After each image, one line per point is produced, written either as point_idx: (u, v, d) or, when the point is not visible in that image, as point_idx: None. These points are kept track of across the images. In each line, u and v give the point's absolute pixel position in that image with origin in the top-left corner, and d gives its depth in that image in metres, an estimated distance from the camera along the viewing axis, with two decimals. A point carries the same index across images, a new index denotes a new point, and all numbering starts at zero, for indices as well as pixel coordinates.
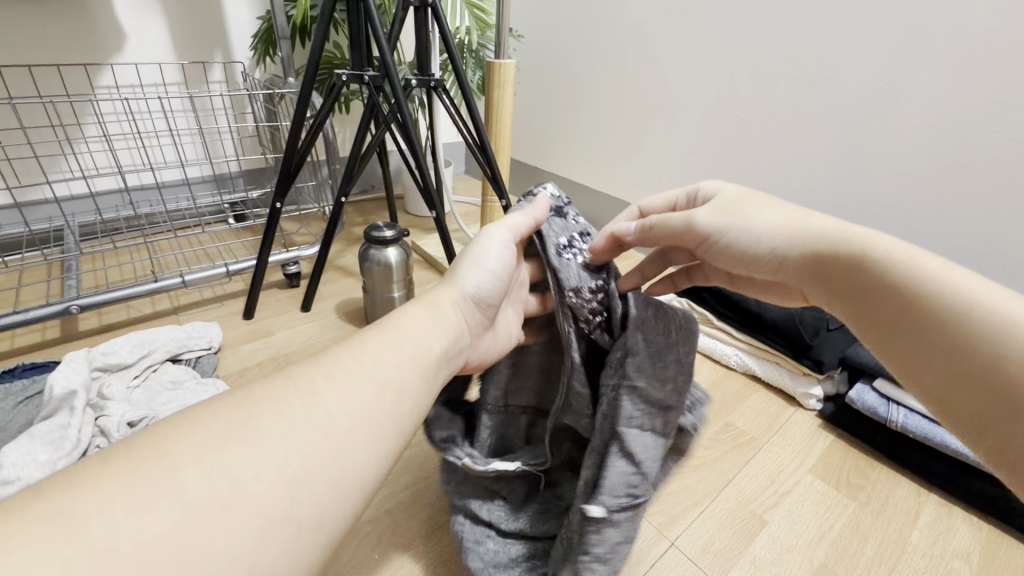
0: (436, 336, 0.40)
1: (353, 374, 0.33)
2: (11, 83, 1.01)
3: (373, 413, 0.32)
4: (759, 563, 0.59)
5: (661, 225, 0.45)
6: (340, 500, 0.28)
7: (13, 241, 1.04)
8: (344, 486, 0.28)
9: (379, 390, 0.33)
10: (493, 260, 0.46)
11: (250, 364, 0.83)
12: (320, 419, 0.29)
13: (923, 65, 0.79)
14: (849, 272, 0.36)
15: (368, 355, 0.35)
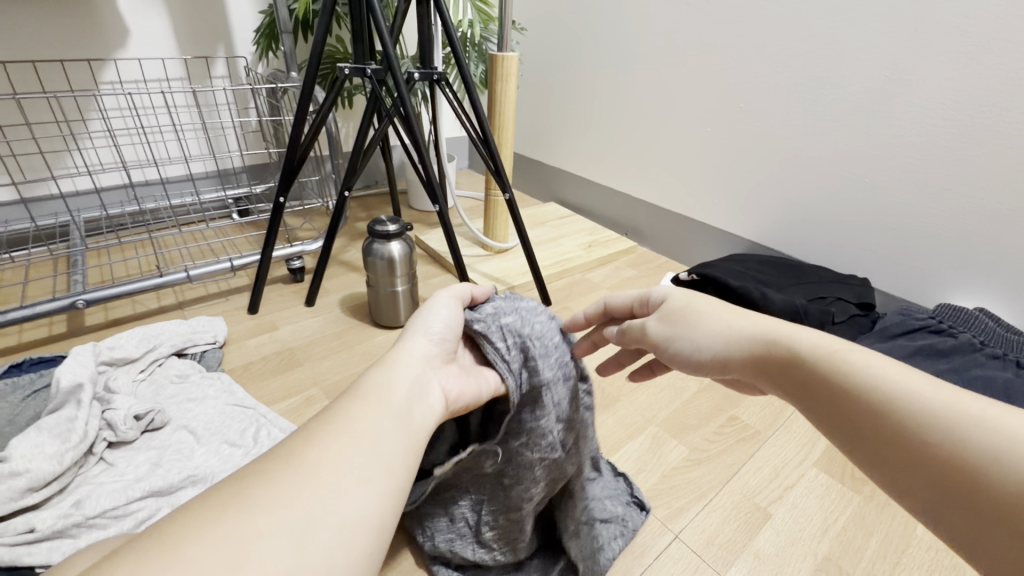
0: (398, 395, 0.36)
1: (337, 434, 0.31)
2: (16, 79, 1.01)
3: (367, 461, 0.30)
4: (763, 556, 0.59)
5: (627, 329, 0.42)
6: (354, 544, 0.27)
7: (20, 237, 1.05)
8: (355, 533, 0.27)
9: (364, 438, 0.32)
10: (439, 323, 0.43)
11: (254, 359, 0.83)
12: (305, 484, 0.28)
13: (931, 54, 0.78)
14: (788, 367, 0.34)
15: (343, 410, 0.33)
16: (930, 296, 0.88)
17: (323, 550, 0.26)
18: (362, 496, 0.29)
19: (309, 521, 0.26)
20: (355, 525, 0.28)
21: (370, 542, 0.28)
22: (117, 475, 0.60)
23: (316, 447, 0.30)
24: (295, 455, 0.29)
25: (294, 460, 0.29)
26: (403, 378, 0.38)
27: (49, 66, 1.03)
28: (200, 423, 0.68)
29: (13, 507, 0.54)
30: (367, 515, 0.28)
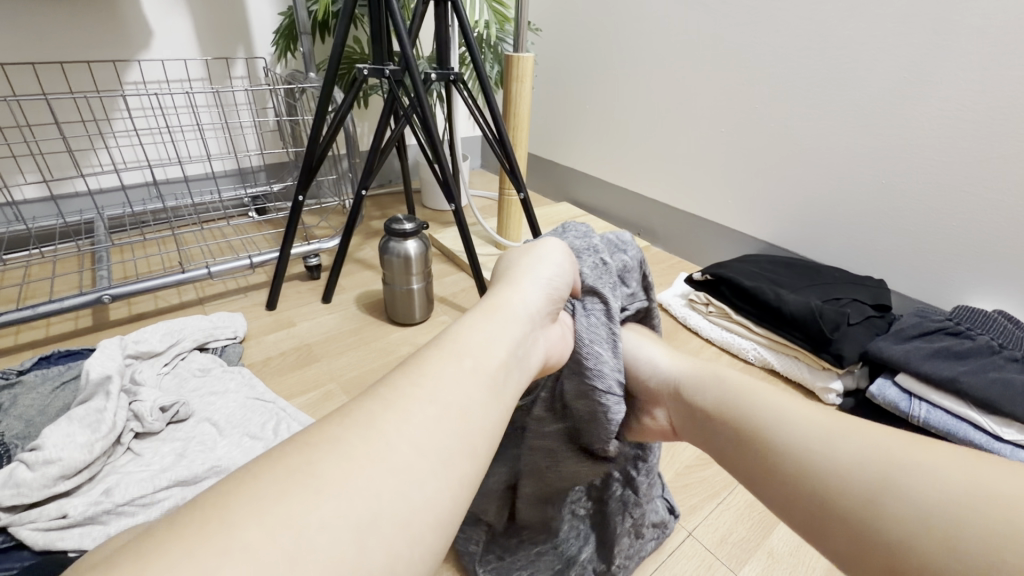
0: (499, 342, 0.38)
1: (415, 406, 0.31)
2: (44, 79, 1.04)
3: (443, 441, 0.30)
4: (777, 555, 0.59)
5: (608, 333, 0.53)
6: (418, 528, 0.27)
7: (47, 232, 1.08)
8: (420, 516, 0.28)
9: (446, 413, 0.32)
10: (551, 274, 0.46)
11: (273, 354, 0.85)
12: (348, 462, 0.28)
13: (951, 54, 0.78)
14: (694, 387, 0.47)
15: (431, 376, 0.33)
16: (948, 297, 0.88)
17: (389, 529, 0.26)
18: (431, 479, 0.29)
19: (375, 503, 0.27)
20: (423, 507, 0.28)
21: (435, 527, 0.28)
22: (143, 465, 0.62)
23: (393, 420, 0.30)
24: (374, 426, 0.30)
25: (371, 430, 0.29)
26: (493, 343, 0.38)
27: (76, 67, 1.06)
28: (223, 416, 0.70)
29: (45, 494, 0.56)
30: (434, 496, 0.29)
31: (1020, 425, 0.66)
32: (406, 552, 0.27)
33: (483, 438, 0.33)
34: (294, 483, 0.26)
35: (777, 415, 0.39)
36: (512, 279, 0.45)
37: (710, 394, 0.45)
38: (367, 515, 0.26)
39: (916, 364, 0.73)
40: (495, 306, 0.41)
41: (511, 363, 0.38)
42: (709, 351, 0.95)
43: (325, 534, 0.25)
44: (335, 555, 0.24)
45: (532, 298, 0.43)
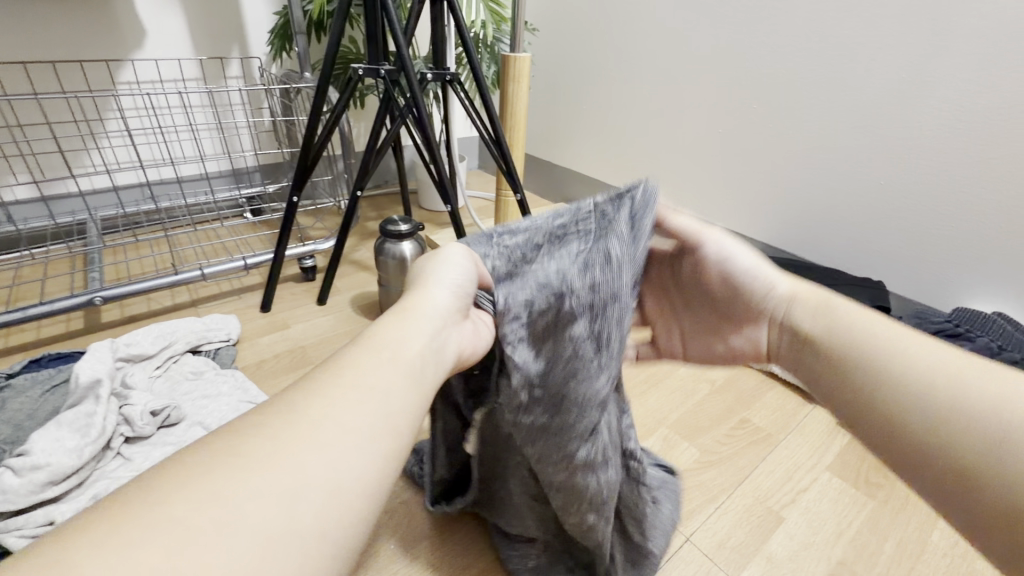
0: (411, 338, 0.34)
1: (341, 386, 0.29)
2: (35, 79, 1.03)
3: (370, 417, 0.29)
4: (776, 560, 0.59)
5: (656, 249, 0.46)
6: (352, 499, 0.26)
7: (38, 234, 1.07)
8: (353, 487, 0.26)
9: (371, 389, 0.30)
10: (457, 272, 0.41)
11: (267, 357, 0.84)
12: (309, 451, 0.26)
13: (949, 54, 0.77)
14: (802, 310, 0.39)
15: (356, 359, 0.32)
16: (947, 299, 0.87)
17: (318, 502, 0.25)
18: (363, 450, 0.27)
19: (306, 478, 0.25)
20: (353, 477, 0.26)
21: (366, 497, 0.27)
22: (133, 470, 0.61)
23: (319, 398, 0.28)
24: (299, 406, 0.28)
25: (298, 410, 0.28)
26: (423, 328, 0.36)
27: (68, 66, 1.05)
28: (215, 419, 0.68)
29: (32, 500, 0.55)
30: (366, 468, 0.27)
31: None
32: (341, 525, 0.25)
33: (416, 412, 0.31)
34: (215, 466, 0.24)
35: (908, 343, 0.32)
36: (420, 278, 0.41)
37: (826, 312, 0.37)
38: (293, 489, 0.24)
39: None
40: (398, 305, 0.37)
41: (418, 357, 0.34)
42: None
43: (247, 511, 0.23)
44: (261, 533, 0.23)
45: (439, 298, 0.38)
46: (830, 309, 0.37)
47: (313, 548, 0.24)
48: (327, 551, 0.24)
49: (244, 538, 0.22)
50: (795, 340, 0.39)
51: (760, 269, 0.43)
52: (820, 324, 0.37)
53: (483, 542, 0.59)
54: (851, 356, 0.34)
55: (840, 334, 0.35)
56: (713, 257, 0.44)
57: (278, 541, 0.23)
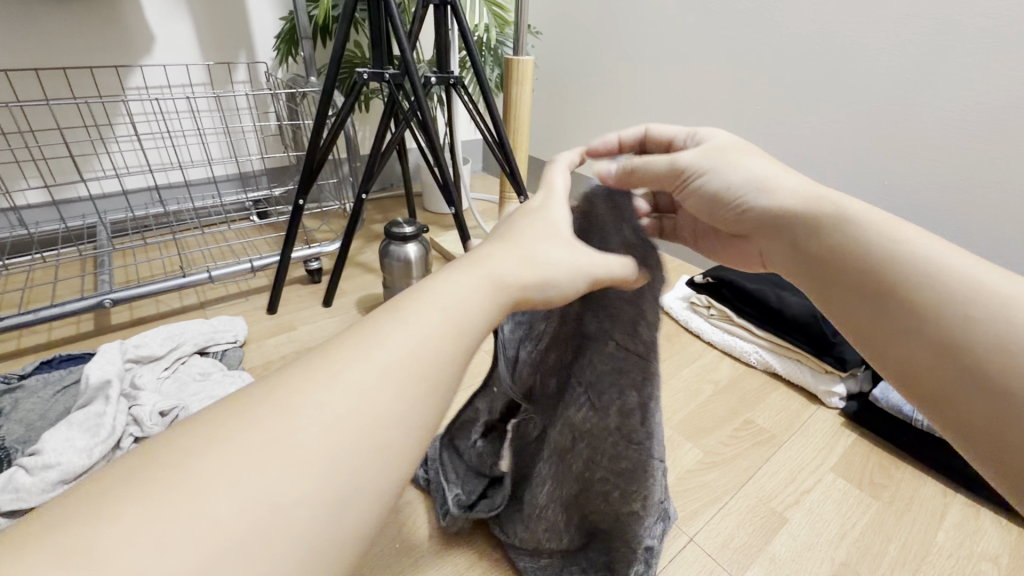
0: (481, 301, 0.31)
1: (376, 358, 0.26)
2: (47, 85, 1.05)
3: (410, 393, 0.26)
4: (779, 561, 0.59)
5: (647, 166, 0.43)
6: (377, 483, 0.24)
7: (50, 237, 1.09)
8: (382, 469, 0.24)
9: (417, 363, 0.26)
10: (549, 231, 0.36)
11: (273, 357, 0.85)
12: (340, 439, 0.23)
13: (952, 54, 0.77)
14: (813, 226, 0.38)
15: (401, 322, 0.28)
16: None
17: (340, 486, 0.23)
18: (395, 428, 0.25)
19: (330, 459, 0.22)
20: (382, 459, 0.24)
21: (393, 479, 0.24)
22: None
23: (349, 370, 0.25)
24: (329, 375, 0.25)
25: (327, 380, 0.25)
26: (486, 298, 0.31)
27: (78, 72, 1.06)
28: None
29: (44, 499, 0.56)
30: (395, 448, 0.25)
31: None
32: (361, 514, 0.23)
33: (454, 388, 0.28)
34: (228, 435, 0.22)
35: (936, 260, 0.33)
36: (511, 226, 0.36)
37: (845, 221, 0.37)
38: (313, 468, 0.22)
39: None
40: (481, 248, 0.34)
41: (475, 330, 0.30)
42: (711, 353, 0.94)
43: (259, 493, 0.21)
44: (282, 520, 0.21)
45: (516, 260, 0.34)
46: (846, 226, 0.37)
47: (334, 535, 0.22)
48: (347, 538, 0.22)
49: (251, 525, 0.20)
50: (805, 252, 0.39)
51: (763, 184, 0.41)
52: (849, 236, 0.37)
53: (488, 540, 0.60)
54: (888, 276, 0.34)
55: (861, 255, 0.36)
56: (708, 177, 0.42)
57: (292, 526, 0.21)
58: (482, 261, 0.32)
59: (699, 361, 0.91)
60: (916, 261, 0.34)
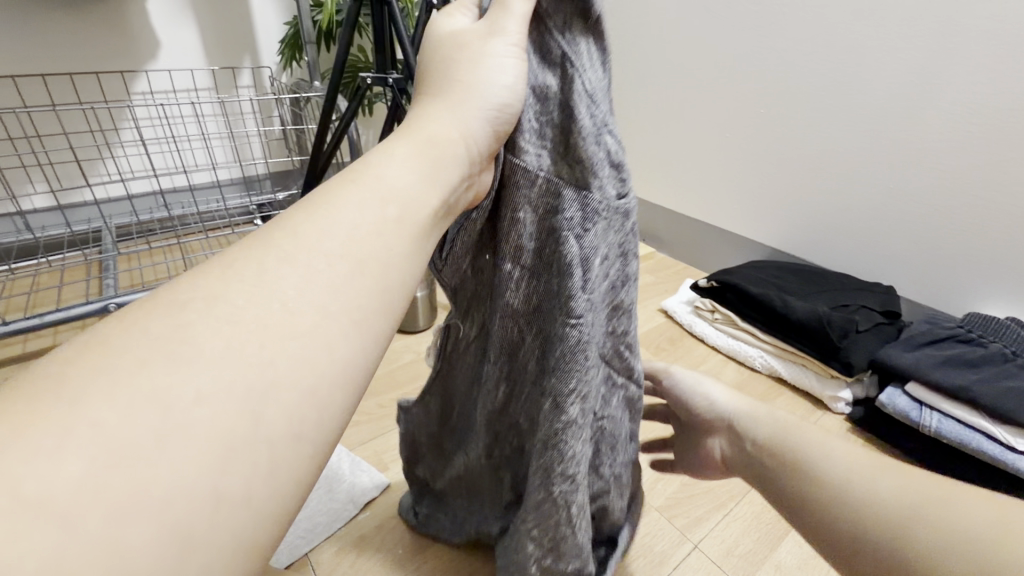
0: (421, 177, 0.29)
1: (312, 252, 0.24)
2: (54, 90, 1.05)
3: (356, 297, 0.24)
4: (785, 569, 0.58)
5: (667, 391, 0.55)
6: (327, 403, 0.22)
7: (55, 241, 1.09)
8: (329, 389, 0.22)
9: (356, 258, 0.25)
10: (502, 82, 0.32)
11: None
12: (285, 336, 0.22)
13: (958, 58, 0.77)
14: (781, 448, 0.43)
15: (329, 208, 0.26)
16: (960, 304, 0.86)
17: (282, 405, 0.21)
18: (345, 344, 0.23)
19: (267, 361, 0.21)
20: (330, 379, 0.22)
21: (344, 397, 0.23)
22: None
23: (288, 277, 0.23)
24: (262, 278, 0.23)
25: (258, 277, 0.22)
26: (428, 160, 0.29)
27: (85, 77, 1.07)
28: None
29: None
30: (346, 362, 0.23)
31: None
32: (314, 435, 0.22)
33: (403, 300, 0.26)
34: (156, 353, 0.19)
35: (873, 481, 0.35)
36: (448, 89, 0.33)
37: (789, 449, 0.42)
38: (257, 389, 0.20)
39: (927, 372, 0.72)
40: (417, 115, 0.32)
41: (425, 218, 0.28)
42: (715, 358, 0.94)
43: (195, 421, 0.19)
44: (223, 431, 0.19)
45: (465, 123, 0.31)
46: (805, 448, 0.41)
47: (282, 460, 0.20)
48: (296, 461, 0.21)
49: (185, 455, 0.18)
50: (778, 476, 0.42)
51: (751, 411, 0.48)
52: (808, 457, 0.40)
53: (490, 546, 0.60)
54: (839, 492, 0.36)
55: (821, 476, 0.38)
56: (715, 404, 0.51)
57: (229, 449, 0.19)
58: (415, 127, 0.31)
59: (703, 366, 0.91)
60: (856, 486, 0.35)
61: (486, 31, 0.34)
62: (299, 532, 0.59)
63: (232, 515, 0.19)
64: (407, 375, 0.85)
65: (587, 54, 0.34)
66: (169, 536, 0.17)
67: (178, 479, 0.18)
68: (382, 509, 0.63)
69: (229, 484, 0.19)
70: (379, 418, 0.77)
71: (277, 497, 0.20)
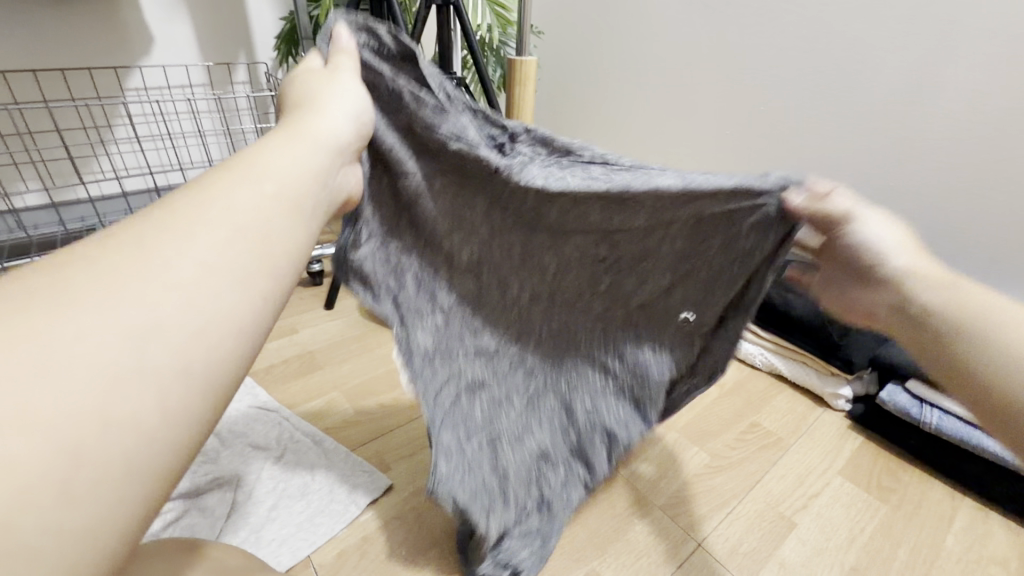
0: (300, 171, 0.32)
1: (195, 221, 0.26)
2: (45, 86, 1.03)
3: (231, 261, 0.25)
4: (788, 566, 0.59)
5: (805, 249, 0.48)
6: (201, 362, 0.23)
7: (49, 240, 1.08)
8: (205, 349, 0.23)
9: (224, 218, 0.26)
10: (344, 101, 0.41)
11: (276, 362, 0.86)
12: (157, 298, 0.22)
13: (960, 57, 0.77)
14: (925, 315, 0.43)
15: (214, 193, 0.27)
16: None
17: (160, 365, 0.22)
18: (225, 300, 0.24)
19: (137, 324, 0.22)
20: (208, 336, 0.23)
21: (223, 354, 0.24)
22: None
23: (176, 241, 0.24)
24: (138, 244, 0.24)
25: (144, 248, 0.24)
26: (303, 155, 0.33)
27: (77, 73, 1.05)
28: (226, 425, 0.72)
29: None
30: (223, 318, 0.24)
31: None
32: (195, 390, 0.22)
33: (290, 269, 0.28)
34: (34, 309, 0.21)
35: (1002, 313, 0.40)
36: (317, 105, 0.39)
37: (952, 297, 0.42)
38: (124, 341, 0.21)
39: (928, 370, 0.72)
40: (294, 124, 0.36)
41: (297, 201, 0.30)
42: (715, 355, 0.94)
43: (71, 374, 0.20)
44: (94, 408, 0.20)
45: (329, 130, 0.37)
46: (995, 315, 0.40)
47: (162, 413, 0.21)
48: (174, 412, 0.22)
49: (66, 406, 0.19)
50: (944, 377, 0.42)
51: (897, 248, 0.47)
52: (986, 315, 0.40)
53: None
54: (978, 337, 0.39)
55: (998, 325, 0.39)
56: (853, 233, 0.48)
57: (105, 416, 0.20)
58: (291, 131, 0.35)
59: None
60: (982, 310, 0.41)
61: (328, 73, 0.43)
62: (302, 534, 0.59)
63: (117, 461, 0.20)
64: None
65: (453, 117, 0.53)
66: (52, 484, 0.19)
67: (57, 440, 0.19)
68: (385, 510, 0.63)
69: (109, 433, 0.20)
70: (380, 418, 0.76)
71: (163, 447, 0.21)
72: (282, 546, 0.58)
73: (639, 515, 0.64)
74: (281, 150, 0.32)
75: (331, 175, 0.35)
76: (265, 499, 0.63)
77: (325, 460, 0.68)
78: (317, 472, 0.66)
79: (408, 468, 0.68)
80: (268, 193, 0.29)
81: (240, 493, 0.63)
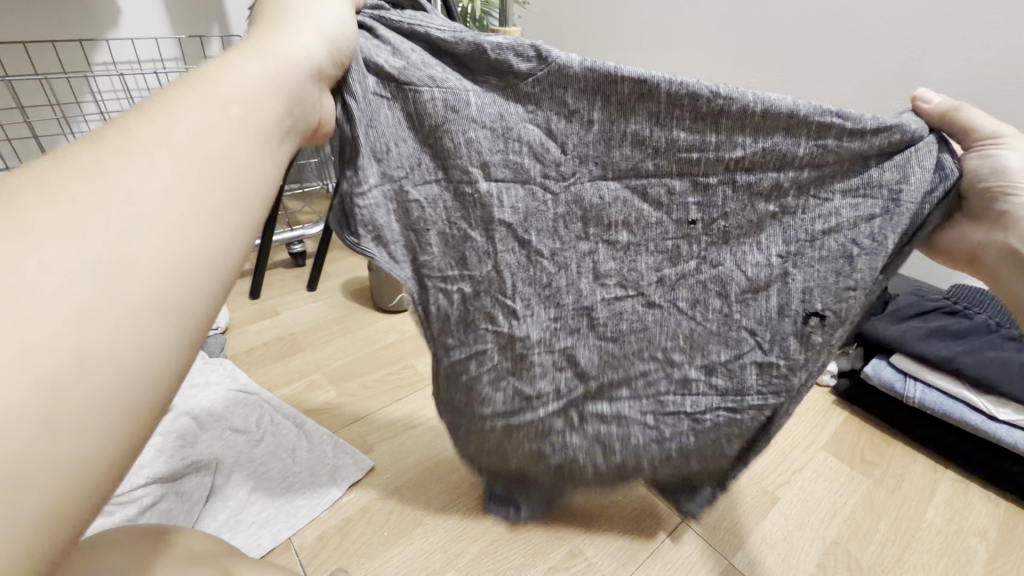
0: (272, 90, 0.29)
1: (156, 142, 0.23)
2: (7, 61, 0.98)
3: (202, 241, 0.23)
4: (770, 540, 0.59)
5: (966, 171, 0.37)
6: (155, 355, 0.20)
7: None
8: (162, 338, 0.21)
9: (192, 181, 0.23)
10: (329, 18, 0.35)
11: (257, 345, 0.84)
12: (95, 220, 0.20)
13: (955, 22, 0.74)
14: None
15: (166, 109, 0.25)
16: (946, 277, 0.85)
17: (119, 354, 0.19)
18: (186, 239, 0.22)
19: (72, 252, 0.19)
20: (171, 325, 0.21)
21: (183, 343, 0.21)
22: None
23: (128, 158, 0.22)
24: (102, 167, 0.22)
25: (98, 168, 0.22)
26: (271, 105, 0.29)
27: (40, 47, 1.00)
28: (204, 409, 0.70)
29: None
30: (188, 303, 0.22)
31: (1018, 405, 0.64)
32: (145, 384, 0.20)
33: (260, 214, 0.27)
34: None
35: None
36: (276, 21, 0.33)
37: None
38: (88, 329, 0.19)
39: (913, 345, 0.72)
40: (271, 14, 0.34)
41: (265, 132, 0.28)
42: None
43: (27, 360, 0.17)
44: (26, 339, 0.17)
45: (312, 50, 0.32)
46: None
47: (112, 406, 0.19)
48: (127, 408, 0.19)
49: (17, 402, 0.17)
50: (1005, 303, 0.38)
51: None
52: None
53: (479, 525, 0.59)
54: None
55: None
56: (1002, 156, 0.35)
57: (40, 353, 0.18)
58: (265, 46, 0.31)
59: None
60: None
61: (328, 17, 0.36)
62: (283, 516, 0.58)
63: (91, 400, 0.18)
64: (392, 355, 0.84)
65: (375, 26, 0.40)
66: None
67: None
68: (367, 492, 0.62)
69: (61, 437, 0.18)
70: (363, 399, 0.75)
71: (139, 390, 0.20)
72: (262, 529, 0.57)
73: (624, 494, 0.63)
74: (253, 60, 0.29)
75: (305, 94, 0.32)
76: (245, 483, 0.62)
77: (306, 442, 0.67)
78: (298, 454, 0.65)
79: (391, 449, 0.68)
80: (226, 103, 0.27)
81: (219, 477, 0.62)
